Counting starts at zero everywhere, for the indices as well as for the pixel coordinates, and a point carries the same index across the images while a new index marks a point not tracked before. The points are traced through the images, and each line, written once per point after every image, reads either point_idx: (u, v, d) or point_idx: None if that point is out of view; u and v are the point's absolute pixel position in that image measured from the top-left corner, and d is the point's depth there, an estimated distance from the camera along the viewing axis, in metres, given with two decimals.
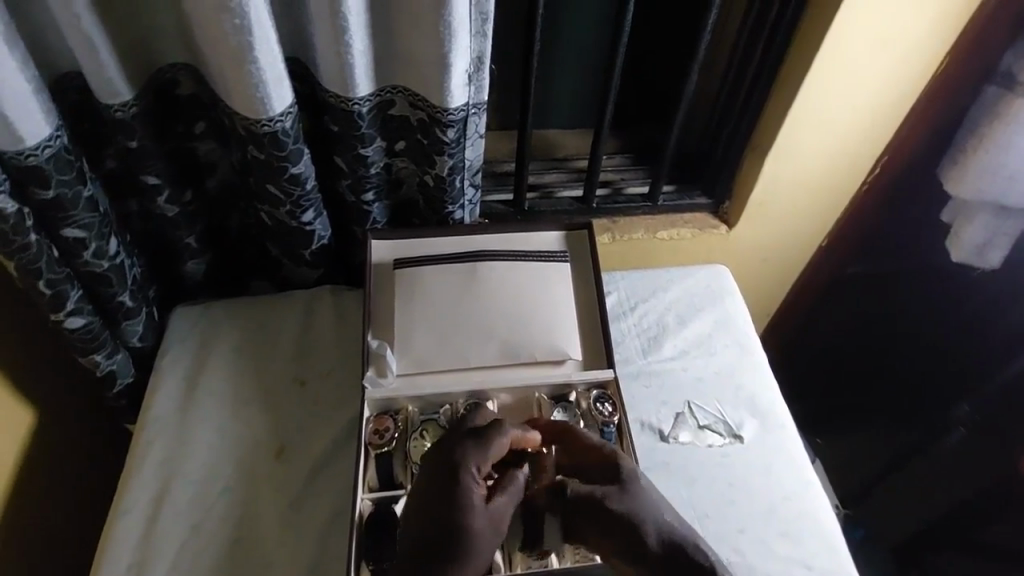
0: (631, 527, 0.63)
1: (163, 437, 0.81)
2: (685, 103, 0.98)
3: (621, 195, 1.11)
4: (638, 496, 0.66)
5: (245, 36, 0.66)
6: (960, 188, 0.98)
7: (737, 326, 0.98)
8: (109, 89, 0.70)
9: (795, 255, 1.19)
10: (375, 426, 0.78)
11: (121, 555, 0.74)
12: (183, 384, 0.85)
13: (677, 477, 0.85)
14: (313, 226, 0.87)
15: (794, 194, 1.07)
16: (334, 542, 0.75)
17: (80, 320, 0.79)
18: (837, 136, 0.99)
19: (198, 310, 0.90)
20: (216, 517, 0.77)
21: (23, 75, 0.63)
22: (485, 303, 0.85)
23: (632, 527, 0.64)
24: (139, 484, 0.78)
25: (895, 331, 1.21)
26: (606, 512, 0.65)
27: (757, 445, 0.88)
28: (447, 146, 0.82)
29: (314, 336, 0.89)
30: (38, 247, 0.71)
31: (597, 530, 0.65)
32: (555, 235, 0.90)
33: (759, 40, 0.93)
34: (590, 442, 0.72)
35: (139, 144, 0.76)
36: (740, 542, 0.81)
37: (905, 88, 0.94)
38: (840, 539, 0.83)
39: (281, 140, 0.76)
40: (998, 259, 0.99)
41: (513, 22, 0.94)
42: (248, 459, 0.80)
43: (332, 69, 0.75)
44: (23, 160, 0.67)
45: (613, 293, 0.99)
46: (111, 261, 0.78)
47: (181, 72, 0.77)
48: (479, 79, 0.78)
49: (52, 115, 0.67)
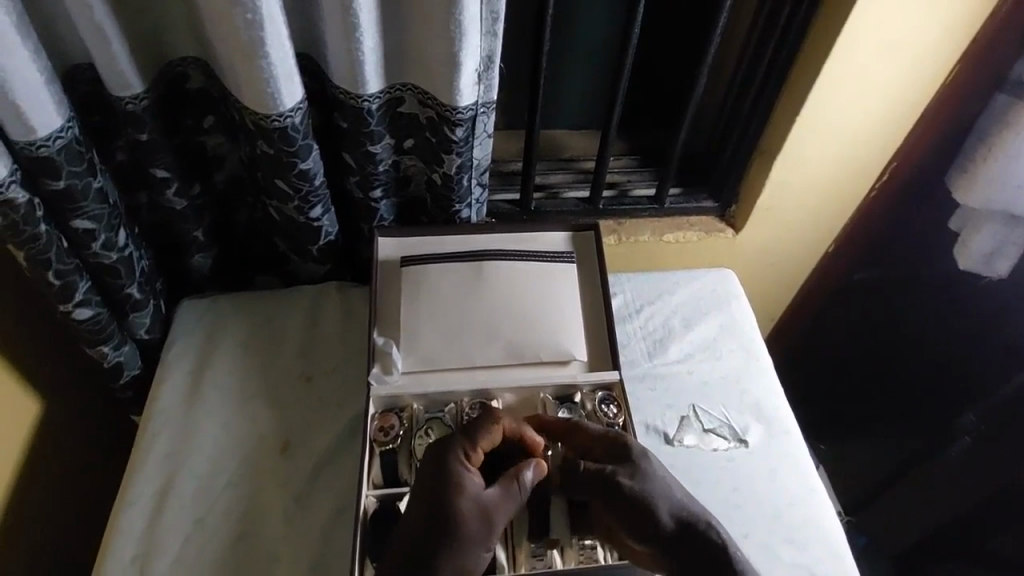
0: (643, 505, 0.64)
1: (169, 430, 0.81)
2: (694, 104, 0.98)
3: (627, 197, 1.11)
4: (649, 472, 0.67)
5: (256, 31, 0.67)
6: (969, 197, 0.97)
7: (743, 331, 0.97)
8: (121, 81, 0.71)
9: (802, 259, 1.19)
10: (380, 423, 0.78)
11: (125, 547, 0.74)
12: (189, 377, 0.85)
13: (682, 480, 0.85)
14: (321, 222, 0.87)
15: (803, 198, 1.06)
16: (337, 537, 0.75)
17: (88, 311, 0.80)
18: (847, 141, 0.99)
19: (206, 303, 0.90)
20: (220, 510, 0.77)
21: (36, 66, 0.63)
22: (492, 302, 0.85)
23: (643, 509, 0.64)
24: (144, 476, 0.78)
25: (902, 338, 1.21)
26: (618, 487, 0.65)
27: (763, 449, 0.88)
28: (456, 145, 0.82)
29: (320, 332, 0.89)
30: (48, 237, 0.72)
31: (609, 506, 0.66)
32: (561, 236, 0.90)
33: (770, 42, 0.93)
34: (593, 430, 0.72)
35: (149, 137, 0.77)
36: (746, 546, 0.80)
37: (916, 94, 0.94)
38: (845, 546, 0.83)
39: (291, 135, 0.76)
40: (1005, 268, 0.99)
41: (523, 22, 0.94)
42: (251, 453, 0.80)
43: (343, 67, 0.76)
44: (34, 151, 0.67)
45: (619, 295, 0.99)
46: (119, 253, 0.79)
47: (191, 66, 0.77)
48: (489, 78, 0.78)
49: (64, 106, 0.68)
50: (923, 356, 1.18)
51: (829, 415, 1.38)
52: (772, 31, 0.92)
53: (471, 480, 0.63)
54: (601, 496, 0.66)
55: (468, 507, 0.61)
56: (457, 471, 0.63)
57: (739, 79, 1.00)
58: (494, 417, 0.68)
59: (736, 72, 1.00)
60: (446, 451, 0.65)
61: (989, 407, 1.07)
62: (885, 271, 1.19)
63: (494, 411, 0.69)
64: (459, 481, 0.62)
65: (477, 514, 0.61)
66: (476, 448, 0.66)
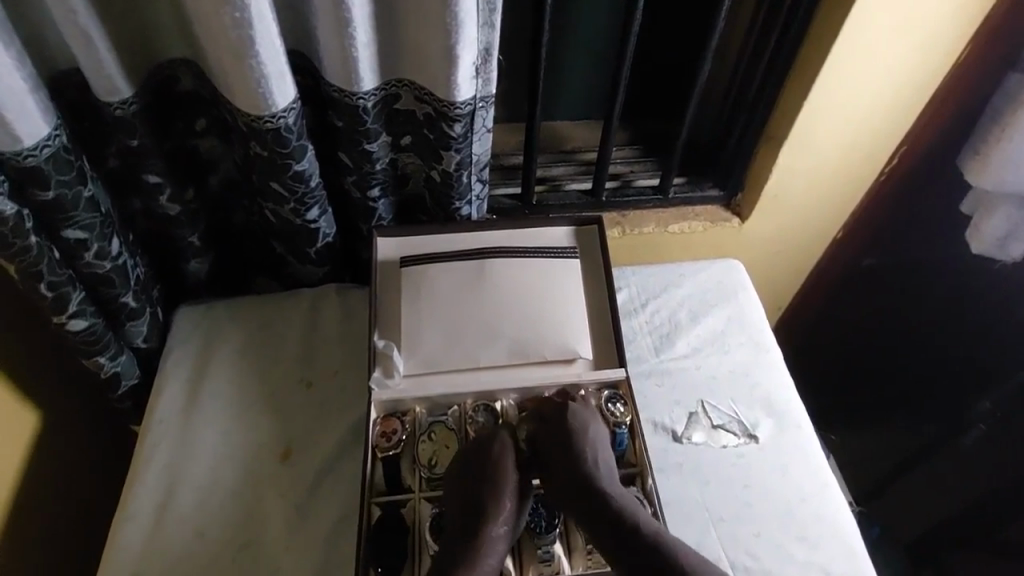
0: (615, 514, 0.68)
1: (168, 440, 0.80)
2: (697, 93, 0.95)
3: (631, 188, 1.08)
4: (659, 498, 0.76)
5: (245, 30, 0.65)
6: (983, 179, 0.94)
7: (751, 324, 0.95)
8: (109, 86, 0.69)
9: (808, 248, 1.17)
10: (382, 429, 0.76)
11: (125, 561, 0.73)
12: (187, 387, 0.84)
13: (693, 478, 0.83)
14: (318, 224, 0.85)
15: (810, 184, 1.04)
16: (341, 545, 0.75)
17: (83, 322, 0.78)
18: (854, 126, 0.96)
19: (202, 309, 0.89)
20: (221, 521, 0.76)
21: (20, 74, 0.62)
22: (495, 300, 0.83)
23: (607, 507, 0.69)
24: (144, 488, 0.77)
25: (915, 325, 1.19)
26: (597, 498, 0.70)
27: (772, 445, 0.86)
28: (454, 141, 0.80)
29: (320, 335, 0.87)
30: (39, 248, 0.70)
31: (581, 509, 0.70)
32: (565, 231, 0.88)
33: (774, 29, 0.91)
34: (582, 416, 0.75)
35: (139, 142, 0.75)
36: (756, 546, 0.79)
37: (926, 77, 0.91)
38: (859, 544, 0.81)
39: (284, 137, 0.75)
40: (1018, 252, 0.96)
41: (521, 11, 0.92)
42: (251, 462, 0.79)
43: (336, 62, 0.74)
44: (21, 161, 0.65)
45: (624, 289, 0.98)
46: (113, 262, 0.77)
47: (180, 69, 0.76)
48: (487, 72, 0.76)
49: (50, 114, 0.66)
50: (933, 342, 1.17)
51: (838, 402, 1.36)
52: (776, 16, 0.90)
53: (496, 506, 0.69)
54: (565, 472, 0.72)
55: (492, 536, 0.68)
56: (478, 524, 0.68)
57: (745, 65, 0.97)
58: (485, 448, 0.73)
59: (741, 59, 0.98)
60: (467, 498, 0.70)
61: (1003, 392, 1.05)
62: (895, 258, 1.17)
63: (485, 445, 0.73)
64: (489, 511, 0.69)
65: (506, 537, 0.69)
66: (483, 479, 0.71)
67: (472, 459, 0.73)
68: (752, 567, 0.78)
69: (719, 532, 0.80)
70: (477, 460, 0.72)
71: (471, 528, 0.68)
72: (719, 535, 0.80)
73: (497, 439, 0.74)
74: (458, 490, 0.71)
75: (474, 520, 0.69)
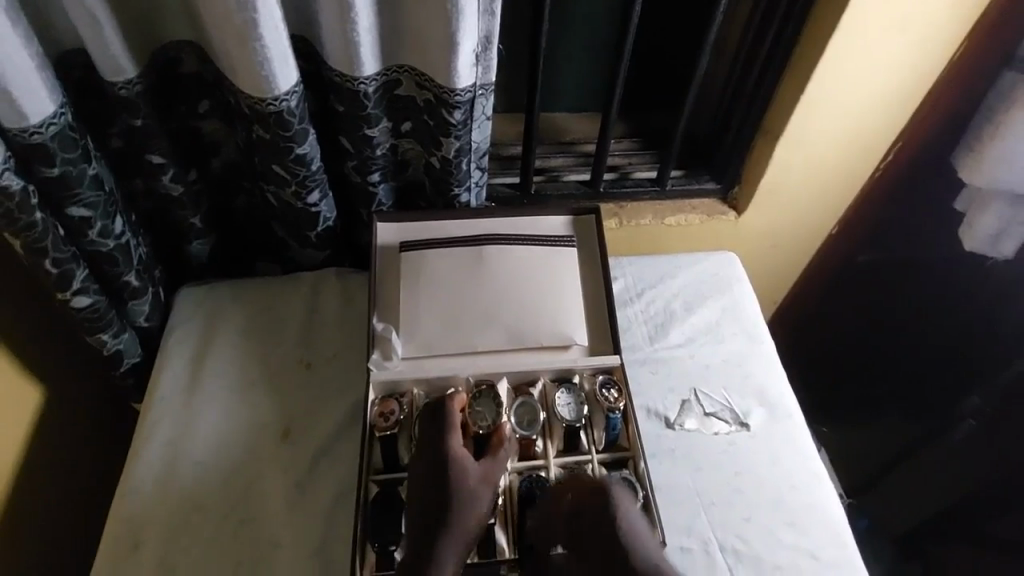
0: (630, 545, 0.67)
1: (170, 418, 0.81)
2: (695, 86, 0.96)
3: (628, 179, 1.10)
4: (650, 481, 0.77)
5: (249, 13, 0.65)
6: (977, 177, 0.95)
7: (746, 315, 0.97)
8: (114, 66, 0.70)
9: (804, 242, 1.18)
10: (380, 409, 0.77)
11: (126, 534, 0.74)
12: (188, 366, 0.85)
13: (684, 463, 0.85)
14: (318, 208, 0.86)
15: (805, 179, 1.05)
16: (338, 525, 0.76)
17: (86, 299, 0.79)
18: (850, 121, 0.97)
19: (205, 288, 0.90)
20: (220, 497, 0.77)
21: (27, 51, 0.63)
22: (492, 286, 0.84)
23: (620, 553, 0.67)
24: (144, 464, 0.78)
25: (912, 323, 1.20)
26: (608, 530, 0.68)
27: (764, 433, 0.87)
28: (454, 128, 0.81)
29: (320, 318, 0.89)
30: (44, 225, 0.71)
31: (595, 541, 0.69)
32: (562, 220, 0.89)
33: (772, 24, 0.92)
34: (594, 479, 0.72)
35: (143, 123, 0.76)
36: (746, 530, 0.80)
37: (921, 73, 0.92)
38: (849, 534, 0.82)
39: (287, 120, 0.76)
40: (1011, 249, 0.98)
41: (520, 3, 0.93)
42: (250, 440, 0.80)
43: (338, 46, 0.75)
44: (27, 138, 0.67)
45: (620, 279, 0.99)
46: (116, 241, 0.79)
47: (185, 51, 0.77)
48: (487, 59, 0.77)
49: (56, 92, 0.67)
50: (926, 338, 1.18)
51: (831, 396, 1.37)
52: (773, 11, 0.91)
53: (450, 510, 0.69)
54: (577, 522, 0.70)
55: (446, 545, 0.68)
56: (432, 534, 0.68)
57: (742, 59, 0.98)
58: (441, 448, 0.72)
59: (739, 53, 0.99)
60: (426, 502, 0.70)
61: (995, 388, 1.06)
62: (890, 253, 1.18)
63: (444, 447, 0.72)
64: (443, 518, 0.69)
65: (466, 538, 0.69)
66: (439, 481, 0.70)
67: (430, 460, 0.72)
68: (743, 551, 0.79)
69: (710, 516, 0.81)
70: (435, 461, 0.72)
71: (425, 536, 0.68)
72: (709, 519, 0.81)
73: (455, 439, 0.73)
74: (419, 493, 0.71)
75: (443, 537, 0.68)
